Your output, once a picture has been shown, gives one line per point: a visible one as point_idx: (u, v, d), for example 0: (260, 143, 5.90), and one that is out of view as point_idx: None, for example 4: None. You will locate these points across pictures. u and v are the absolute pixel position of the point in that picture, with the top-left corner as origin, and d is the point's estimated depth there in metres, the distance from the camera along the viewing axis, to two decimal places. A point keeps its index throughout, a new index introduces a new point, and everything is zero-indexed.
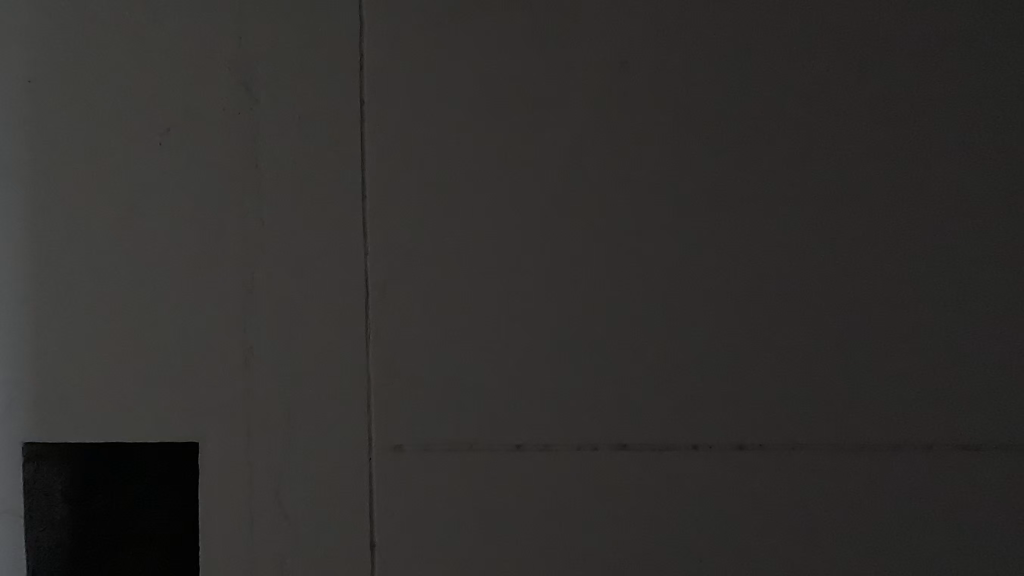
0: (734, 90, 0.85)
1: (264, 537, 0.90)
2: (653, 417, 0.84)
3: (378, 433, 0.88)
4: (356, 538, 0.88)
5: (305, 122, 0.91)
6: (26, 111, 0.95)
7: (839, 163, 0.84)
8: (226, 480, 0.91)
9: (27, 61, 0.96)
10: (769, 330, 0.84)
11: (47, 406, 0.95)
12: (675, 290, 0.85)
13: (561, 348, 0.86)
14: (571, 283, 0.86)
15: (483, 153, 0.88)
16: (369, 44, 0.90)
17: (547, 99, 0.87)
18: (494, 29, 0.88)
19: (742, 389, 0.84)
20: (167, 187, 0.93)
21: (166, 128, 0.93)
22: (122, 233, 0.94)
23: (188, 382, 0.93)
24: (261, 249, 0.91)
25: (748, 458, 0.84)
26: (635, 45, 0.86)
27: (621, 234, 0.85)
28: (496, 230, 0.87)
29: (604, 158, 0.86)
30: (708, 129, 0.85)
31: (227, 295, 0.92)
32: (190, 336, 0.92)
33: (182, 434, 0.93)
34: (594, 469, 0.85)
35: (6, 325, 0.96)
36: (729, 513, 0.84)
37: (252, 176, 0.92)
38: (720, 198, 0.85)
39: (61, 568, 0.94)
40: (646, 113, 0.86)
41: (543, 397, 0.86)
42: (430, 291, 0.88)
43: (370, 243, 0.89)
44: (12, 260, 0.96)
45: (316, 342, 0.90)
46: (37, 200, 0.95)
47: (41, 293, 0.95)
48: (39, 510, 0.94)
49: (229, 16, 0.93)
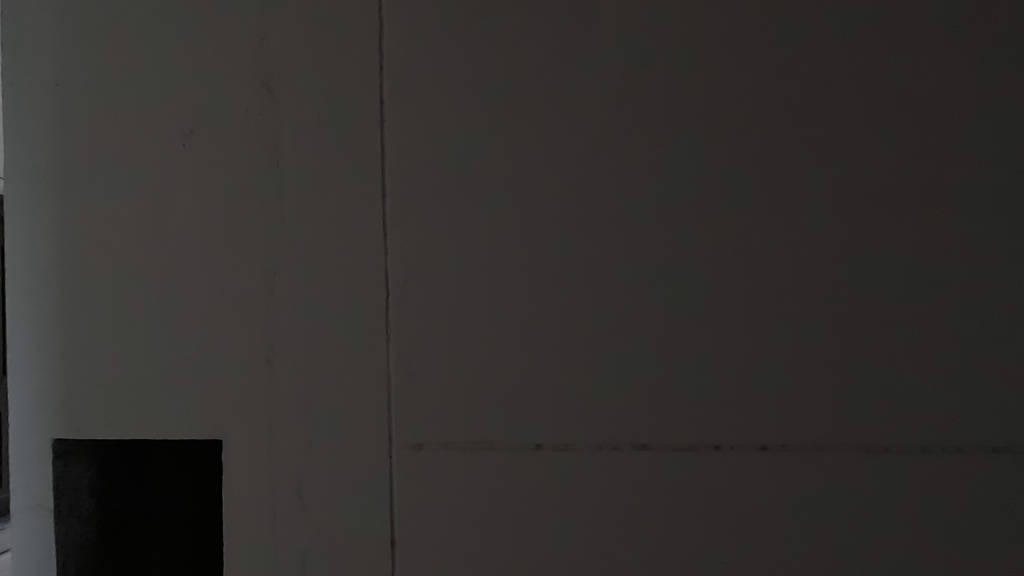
0: (752, 94, 0.86)
1: (288, 535, 0.93)
2: (669, 417, 0.86)
3: (399, 432, 0.90)
4: (377, 536, 0.90)
5: (326, 123, 0.92)
6: (54, 114, 0.97)
7: (855, 169, 0.85)
8: (251, 479, 0.93)
9: (55, 65, 0.97)
10: (786, 333, 0.85)
11: (75, 403, 0.97)
12: (692, 294, 0.86)
13: (580, 351, 0.87)
14: (593, 286, 0.87)
15: (503, 156, 0.88)
16: (389, 43, 0.90)
17: (569, 103, 0.88)
18: (517, 31, 0.88)
19: (758, 392, 0.86)
20: (188, 187, 0.94)
21: (189, 129, 0.94)
22: (144, 233, 0.95)
23: (210, 381, 0.94)
24: (282, 251, 0.92)
25: (771, 458, 0.86)
26: (655, 49, 0.87)
27: (638, 239, 0.87)
28: (517, 234, 0.88)
29: (625, 163, 0.87)
30: (730, 134, 0.86)
31: (248, 295, 0.93)
32: (214, 337, 0.94)
33: (207, 432, 0.94)
34: (610, 468, 0.87)
35: (32, 324, 0.98)
36: (744, 512, 0.86)
37: (272, 177, 0.93)
38: (740, 202, 0.86)
39: (88, 562, 0.96)
40: (667, 118, 0.87)
41: (564, 399, 0.87)
42: (450, 293, 0.89)
43: (390, 245, 0.90)
44: (38, 261, 0.97)
45: (339, 343, 0.91)
46: (63, 201, 0.97)
47: (68, 294, 0.97)
48: (68, 505, 0.97)
49: (250, 17, 0.93)
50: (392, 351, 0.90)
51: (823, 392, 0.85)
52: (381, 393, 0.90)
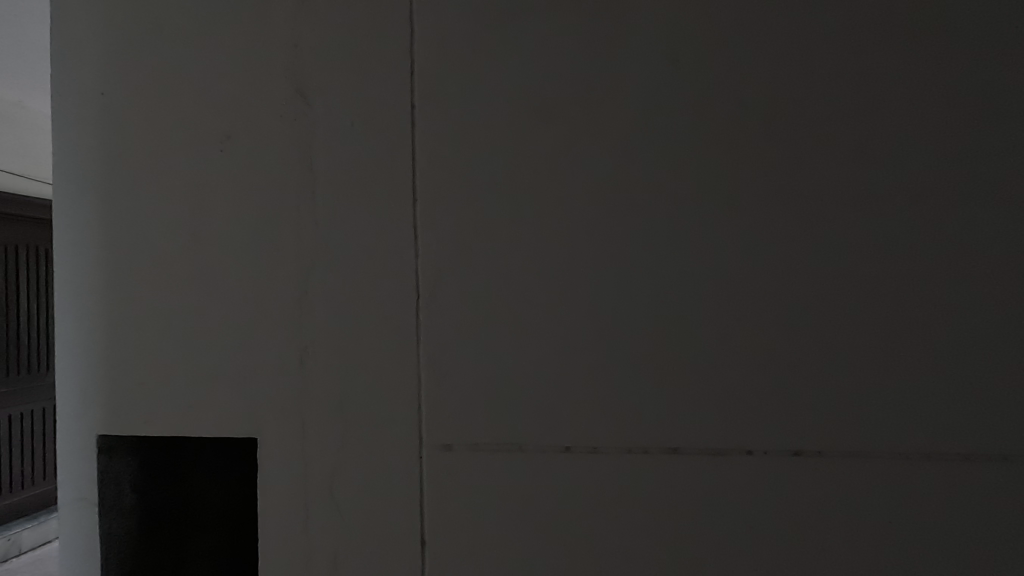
0: (787, 92, 0.84)
1: (321, 532, 0.95)
2: (701, 420, 0.85)
3: (429, 433, 0.91)
4: (407, 534, 0.92)
5: (359, 127, 0.93)
6: (99, 121, 1.01)
7: (895, 168, 0.82)
8: (285, 475, 0.96)
9: (100, 74, 1.01)
10: (821, 337, 0.83)
11: (118, 401, 1.01)
12: (725, 296, 0.85)
13: (610, 353, 0.87)
14: (623, 288, 0.87)
15: (533, 159, 0.89)
16: (420, 47, 0.91)
17: (599, 105, 0.87)
18: (546, 32, 0.88)
19: (792, 397, 0.84)
20: (225, 191, 0.97)
21: (226, 135, 0.97)
22: (183, 236, 0.98)
23: (246, 380, 0.97)
24: (315, 253, 0.94)
25: (806, 464, 0.84)
26: (686, 48, 0.86)
27: (669, 241, 0.86)
28: (547, 236, 0.88)
29: (656, 163, 0.86)
30: (762, 136, 0.85)
31: (283, 296, 0.95)
32: (250, 338, 0.96)
33: (243, 430, 0.97)
34: (641, 472, 0.86)
35: (79, 324, 1.02)
36: (778, 519, 0.84)
37: (306, 181, 0.95)
38: (774, 203, 0.84)
39: (129, 554, 1.00)
40: (698, 117, 0.86)
41: (594, 401, 0.87)
42: (480, 295, 0.90)
43: (421, 247, 0.91)
44: (84, 264, 1.01)
45: (371, 344, 0.92)
46: (106, 205, 1.01)
47: (112, 296, 1.00)
48: (111, 498, 1.00)
49: (285, 24, 0.95)
50: (422, 352, 0.91)
51: (860, 398, 0.83)
52: (411, 394, 0.91)
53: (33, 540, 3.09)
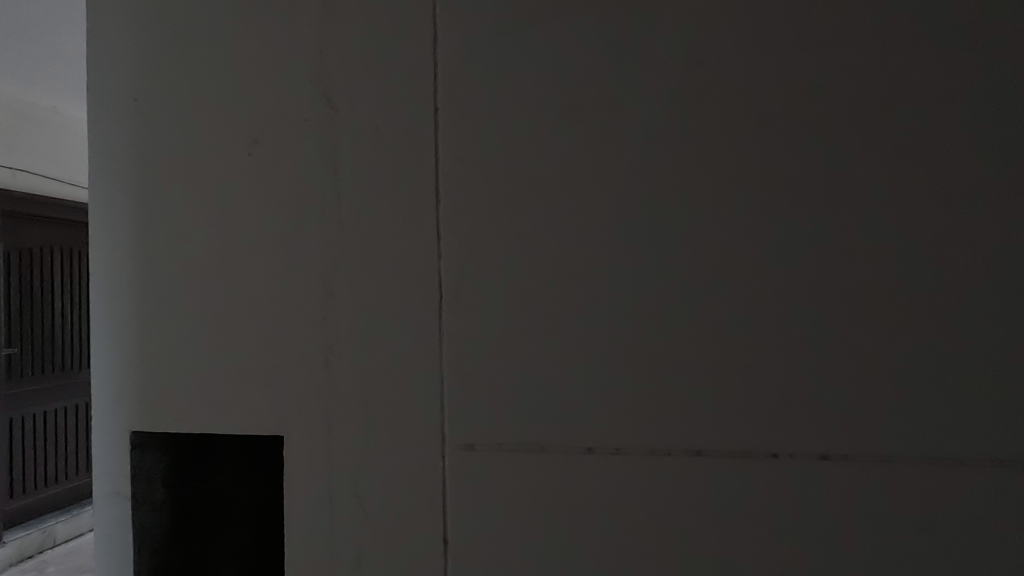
0: (813, 87, 0.82)
1: (346, 528, 0.96)
2: (725, 423, 0.84)
3: (452, 432, 0.92)
4: (430, 533, 0.93)
5: (382, 130, 0.94)
6: (133, 126, 1.04)
7: (929, 163, 0.79)
8: (311, 473, 0.97)
9: (134, 80, 1.04)
10: (850, 338, 0.81)
11: (150, 399, 1.04)
12: (750, 297, 0.83)
13: (632, 354, 0.87)
14: (647, 289, 0.86)
15: (555, 160, 0.89)
16: (443, 50, 0.92)
17: (621, 105, 0.87)
18: (568, 33, 0.88)
19: (820, 400, 0.82)
20: (253, 193, 0.99)
21: (254, 138, 0.99)
22: (212, 238, 1.00)
23: (273, 379, 0.99)
24: (340, 255, 0.96)
25: (835, 468, 0.82)
26: (711, 45, 0.85)
27: (692, 241, 0.85)
28: (569, 236, 0.88)
29: (678, 163, 0.85)
30: (790, 132, 0.83)
31: (308, 297, 0.97)
32: (276, 337, 0.98)
33: (270, 428, 0.99)
34: (664, 474, 0.86)
35: (113, 323, 1.05)
36: (806, 525, 0.82)
37: (331, 183, 0.96)
38: (801, 201, 0.82)
39: (160, 547, 1.02)
40: (722, 116, 0.84)
41: (615, 401, 0.87)
42: (502, 296, 0.90)
43: (444, 248, 0.92)
44: (119, 264, 1.04)
45: (394, 344, 0.94)
46: (139, 207, 1.03)
47: (145, 295, 1.03)
48: (143, 493, 1.03)
49: (311, 29, 0.97)
50: (445, 352, 0.92)
51: (892, 402, 0.80)
52: (434, 393, 0.92)
53: (66, 532, 3.17)
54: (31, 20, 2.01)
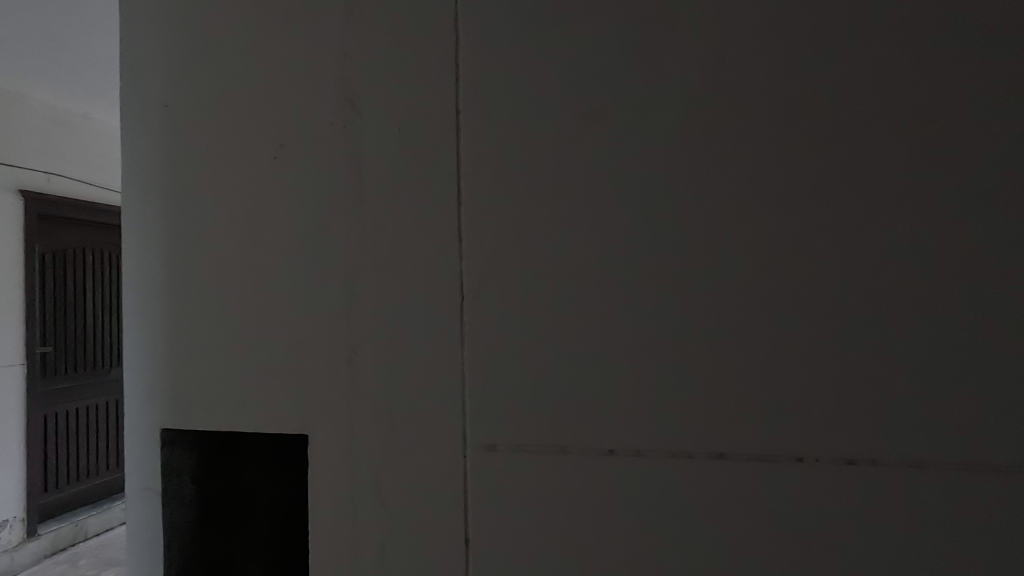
0: (839, 86, 0.81)
1: (369, 526, 0.97)
2: (748, 426, 0.83)
3: (473, 432, 0.92)
4: (452, 532, 0.93)
5: (405, 133, 0.96)
6: (163, 132, 1.07)
7: (959, 161, 0.77)
8: (335, 471, 0.99)
9: (164, 87, 1.07)
10: (878, 341, 0.79)
11: (179, 397, 1.06)
12: (774, 299, 0.82)
13: (653, 356, 0.86)
14: (669, 291, 0.86)
15: (576, 162, 0.89)
16: (464, 54, 0.93)
17: (642, 106, 0.87)
18: (589, 35, 0.88)
19: (847, 403, 0.80)
20: (278, 197, 1.01)
21: (280, 143, 1.01)
22: (239, 240, 1.03)
23: (298, 379, 1.00)
24: (363, 257, 0.97)
25: (862, 474, 0.80)
26: (733, 45, 0.84)
27: (715, 242, 0.84)
28: (590, 238, 0.88)
29: (700, 164, 0.85)
30: (815, 132, 0.81)
31: (332, 298, 0.98)
32: (301, 338, 1.00)
33: (295, 426, 1.01)
34: (686, 478, 0.85)
35: (144, 323, 1.08)
36: (831, 530, 0.81)
37: (355, 186, 0.98)
38: (827, 202, 0.81)
39: (188, 542, 1.05)
40: (745, 116, 0.84)
41: (637, 404, 0.87)
42: (523, 298, 0.91)
43: (465, 250, 0.93)
44: (151, 266, 1.07)
45: (416, 345, 0.95)
46: (169, 211, 1.06)
47: (175, 297, 1.06)
48: (172, 489, 1.06)
49: (335, 35, 0.99)
50: (466, 353, 0.93)
51: (921, 407, 0.78)
52: (456, 394, 0.93)
53: (98, 526, 3.26)
54: (69, 29, 2.08)
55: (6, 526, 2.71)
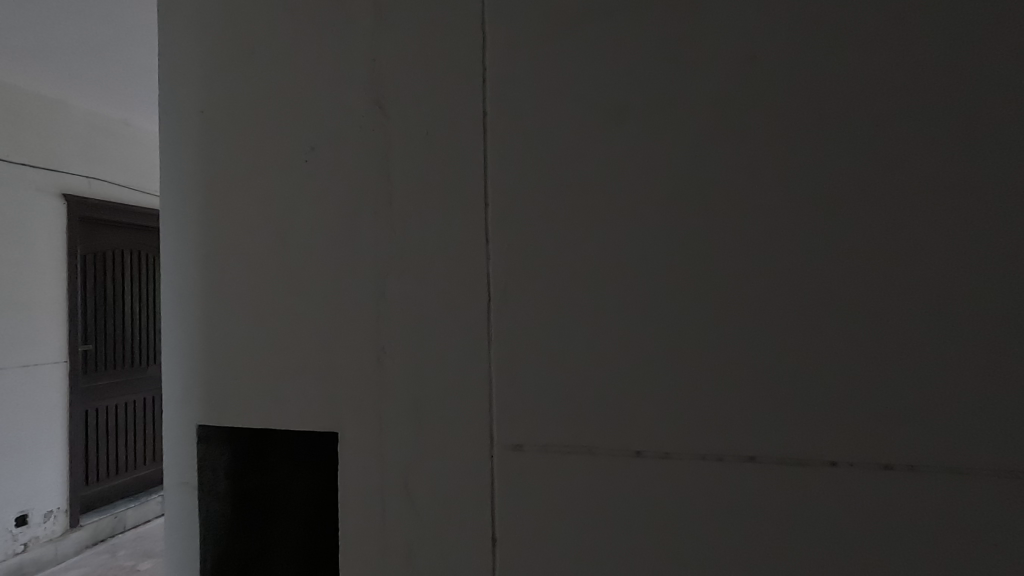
0: (877, 79, 0.78)
1: (397, 523, 0.98)
2: (780, 430, 0.81)
3: (500, 432, 0.93)
4: (478, 531, 0.94)
5: (432, 135, 0.97)
6: (199, 138, 1.10)
7: (1006, 155, 0.74)
8: (365, 469, 1.01)
9: (200, 93, 1.10)
10: (918, 343, 0.76)
11: (214, 395, 1.09)
12: (808, 300, 0.80)
13: (682, 357, 0.85)
14: (698, 291, 0.84)
15: (602, 161, 0.88)
16: (491, 56, 0.93)
17: (670, 104, 0.86)
18: (616, 33, 0.88)
19: (884, 407, 0.78)
20: (309, 198, 1.03)
21: (311, 146, 1.03)
22: (271, 241, 1.05)
23: (329, 378, 1.02)
24: (392, 258, 0.98)
25: (900, 479, 0.77)
26: (764, 40, 0.82)
27: (746, 242, 0.83)
28: (617, 238, 0.88)
29: (731, 162, 0.83)
30: (850, 127, 0.79)
31: (362, 299, 1.00)
32: (331, 338, 1.02)
33: (325, 424, 1.03)
34: (715, 481, 0.84)
35: (181, 323, 1.11)
36: (867, 538, 0.78)
37: (384, 188, 0.99)
38: (862, 199, 0.78)
39: (222, 536, 1.08)
40: (777, 113, 0.82)
41: (665, 405, 0.86)
42: (549, 298, 0.91)
43: (492, 250, 0.93)
44: (188, 267, 1.10)
45: (443, 345, 0.96)
46: (204, 214, 1.09)
47: (210, 296, 1.09)
48: (208, 484, 1.09)
49: (364, 40, 1.00)
50: (493, 353, 0.93)
51: (963, 410, 0.75)
52: (483, 394, 0.94)
53: (136, 518, 3.36)
54: (108, 38, 2.15)
55: (51, 517, 2.82)
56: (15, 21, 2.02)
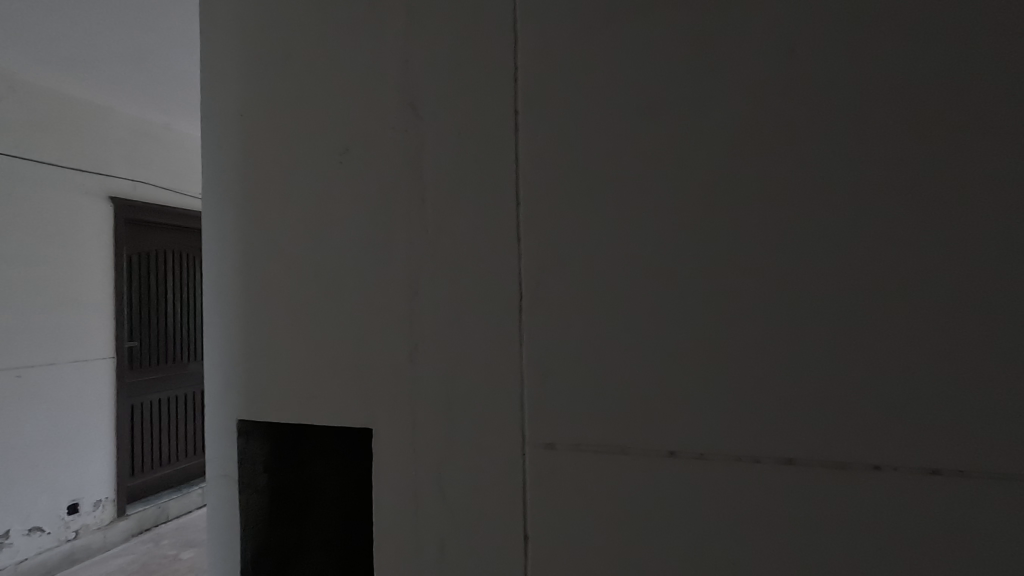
0: (924, 68, 0.75)
1: (431, 519, 1.00)
2: (819, 432, 0.79)
3: (532, 430, 0.93)
4: (510, 528, 0.94)
5: (464, 135, 0.97)
6: (238, 140, 1.13)
7: None
8: (398, 465, 1.02)
9: (239, 97, 1.13)
10: (967, 344, 0.73)
11: (254, 391, 1.12)
12: (849, 298, 0.77)
13: (717, 357, 0.84)
14: (733, 290, 0.83)
15: (635, 159, 0.88)
16: (522, 56, 0.94)
17: (703, 99, 0.84)
18: (648, 29, 0.87)
19: (932, 409, 0.74)
20: (344, 199, 1.05)
21: (345, 147, 1.05)
22: (308, 241, 1.07)
23: (363, 375, 1.04)
24: (425, 257, 1.00)
25: (948, 485, 0.74)
26: (803, 31, 0.80)
27: (784, 239, 0.80)
28: (649, 235, 0.87)
29: (769, 158, 0.81)
30: (895, 118, 0.76)
31: (395, 297, 1.02)
32: (365, 335, 1.04)
33: (360, 420, 1.05)
34: (751, 483, 0.82)
35: (222, 320, 1.15)
36: (911, 545, 0.75)
37: (416, 188, 1.00)
38: (907, 193, 0.75)
39: (261, 528, 1.11)
40: (816, 105, 0.79)
41: (699, 406, 0.84)
42: (581, 297, 0.90)
43: (524, 249, 0.93)
44: (228, 266, 1.14)
45: (476, 343, 0.96)
46: (244, 214, 1.12)
47: (250, 294, 1.12)
48: (247, 477, 1.12)
49: (396, 42, 1.02)
50: (525, 351, 0.93)
51: (1017, 414, 0.72)
52: (515, 392, 0.94)
53: (179, 509, 3.48)
54: (151, 46, 2.23)
55: (100, 506, 2.95)
56: (64, 31, 2.11)
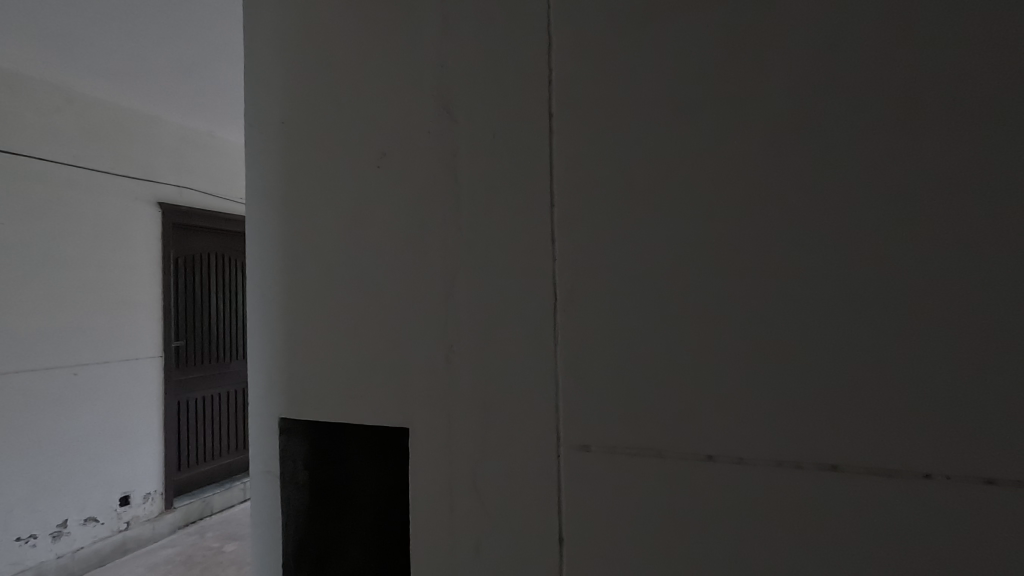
0: (978, 59, 0.71)
1: (466, 517, 1.01)
2: (865, 438, 0.76)
3: (567, 431, 0.93)
4: (545, 528, 0.94)
5: (498, 138, 0.98)
6: (279, 146, 1.17)
7: None
8: (434, 464, 1.03)
9: (280, 105, 1.17)
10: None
11: (295, 390, 1.16)
12: (896, 300, 0.75)
13: (756, 360, 0.82)
14: (773, 291, 0.81)
15: (670, 159, 0.87)
16: (555, 58, 0.94)
17: (741, 97, 0.83)
18: (684, 27, 0.86)
19: (988, 416, 0.71)
20: (381, 202, 1.07)
21: (382, 151, 1.07)
22: (346, 243, 1.10)
23: (400, 375, 1.06)
24: (460, 258, 1.01)
25: (1005, 496, 0.70)
26: (846, 24, 0.77)
27: (827, 239, 0.78)
28: (686, 236, 0.86)
29: (810, 155, 0.79)
30: (946, 112, 0.73)
31: (431, 299, 1.03)
32: (402, 336, 1.06)
33: (397, 420, 1.06)
34: (792, 489, 0.80)
35: (265, 320, 1.19)
36: (965, 557, 0.72)
37: (451, 191, 1.02)
38: (959, 190, 0.72)
39: (302, 523, 1.14)
40: (861, 100, 0.76)
41: (738, 410, 0.83)
42: (616, 299, 0.90)
43: (558, 250, 0.94)
44: (270, 269, 1.18)
45: (510, 344, 0.97)
46: (285, 218, 1.16)
47: (290, 295, 1.15)
48: (288, 474, 1.16)
49: (431, 48, 1.03)
50: (559, 352, 0.94)
51: None
52: (549, 393, 0.94)
53: (222, 503, 3.60)
54: (196, 56, 2.32)
55: (149, 498, 3.09)
56: (112, 44, 2.21)
